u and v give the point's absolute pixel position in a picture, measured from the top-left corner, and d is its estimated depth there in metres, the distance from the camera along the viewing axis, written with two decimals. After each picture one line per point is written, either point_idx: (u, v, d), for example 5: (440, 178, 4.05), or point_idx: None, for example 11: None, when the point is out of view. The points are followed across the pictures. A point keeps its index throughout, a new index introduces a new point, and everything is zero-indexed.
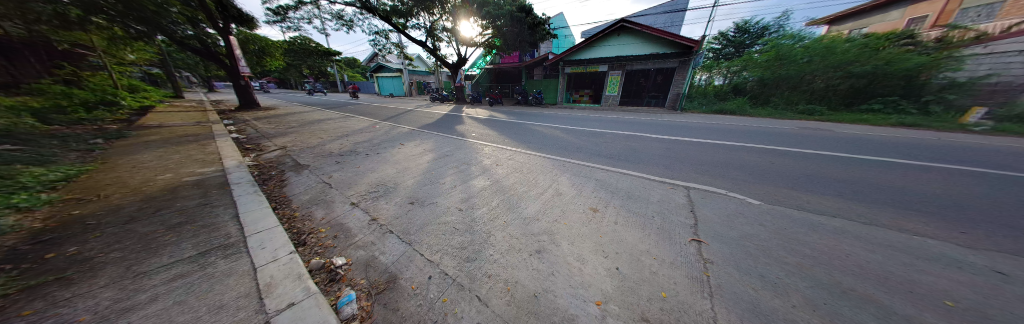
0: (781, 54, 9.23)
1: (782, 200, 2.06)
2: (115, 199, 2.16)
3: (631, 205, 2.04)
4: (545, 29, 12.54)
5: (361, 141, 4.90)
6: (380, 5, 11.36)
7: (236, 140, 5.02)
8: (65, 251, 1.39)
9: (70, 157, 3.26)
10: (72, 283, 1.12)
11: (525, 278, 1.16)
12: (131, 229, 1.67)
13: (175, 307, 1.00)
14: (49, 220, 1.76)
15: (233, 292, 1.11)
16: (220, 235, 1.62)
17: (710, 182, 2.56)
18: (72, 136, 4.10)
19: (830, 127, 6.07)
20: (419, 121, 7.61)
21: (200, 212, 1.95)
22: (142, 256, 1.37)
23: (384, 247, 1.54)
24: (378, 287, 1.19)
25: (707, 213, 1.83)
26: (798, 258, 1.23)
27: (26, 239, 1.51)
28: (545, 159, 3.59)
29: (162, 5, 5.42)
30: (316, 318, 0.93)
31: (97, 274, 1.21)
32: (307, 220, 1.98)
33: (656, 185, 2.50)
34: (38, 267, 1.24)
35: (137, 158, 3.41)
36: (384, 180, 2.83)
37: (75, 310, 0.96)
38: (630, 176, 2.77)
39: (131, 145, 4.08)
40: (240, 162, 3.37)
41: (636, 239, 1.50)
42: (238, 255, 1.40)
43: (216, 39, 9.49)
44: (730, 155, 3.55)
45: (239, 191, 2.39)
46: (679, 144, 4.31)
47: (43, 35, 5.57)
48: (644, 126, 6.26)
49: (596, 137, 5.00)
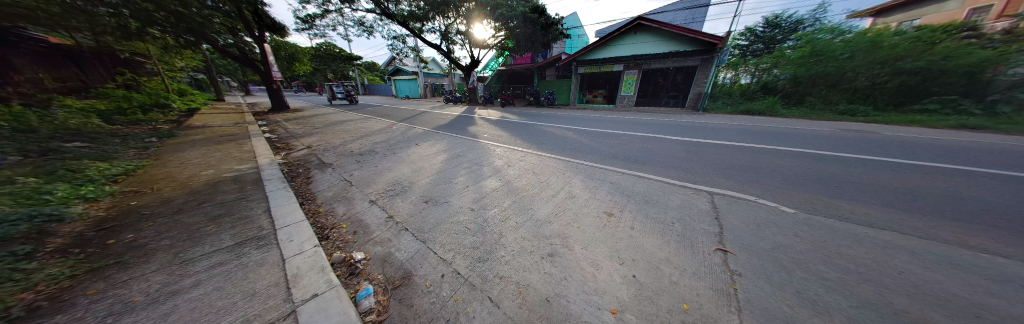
0: (817, 51, 8.50)
1: (819, 209, 1.89)
2: (164, 192, 2.42)
3: (648, 209, 1.95)
4: (558, 29, 12.46)
5: (379, 141, 5.11)
6: (399, 11, 11.75)
7: (269, 139, 5.45)
8: (123, 238, 1.58)
9: (130, 153, 3.69)
10: (128, 267, 1.27)
11: (537, 282, 1.14)
12: (178, 220, 1.86)
13: (215, 293, 1.10)
14: (109, 209, 2.00)
15: (265, 281, 1.19)
16: (254, 227, 1.76)
17: (734, 186, 2.42)
18: (132, 135, 4.63)
19: (875, 129, 5.49)
20: (434, 122, 7.84)
21: (238, 205, 2.13)
22: (186, 245, 1.51)
23: (400, 244, 1.59)
24: (394, 283, 1.22)
25: (731, 221, 1.72)
26: (840, 274, 1.11)
27: (92, 226, 1.73)
28: (557, 161, 3.54)
29: (207, 17, 5.90)
30: (337, 310, 0.98)
31: (148, 260, 1.35)
32: (330, 215, 2.09)
33: (676, 189, 2.38)
34: (102, 251, 1.42)
35: (184, 156, 3.78)
36: (400, 179, 2.92)
37: (129, 293, 1.08)
38: (647, 180, 2.66)
39: (179, 144, 4.52)
40: (272, 159, 3.63)
41: (653, 245, 1.44)
42: (270, 247, 1.50)
43: (253, 47, 10.27)
44: (758, 159, 3.31)
45: (271, 187, 2.58)
46: (700, 146, 4.09)
47: (106, 43, 6.35)
48: (660, 127, 6.05)
49: (610, 139, 4.90)
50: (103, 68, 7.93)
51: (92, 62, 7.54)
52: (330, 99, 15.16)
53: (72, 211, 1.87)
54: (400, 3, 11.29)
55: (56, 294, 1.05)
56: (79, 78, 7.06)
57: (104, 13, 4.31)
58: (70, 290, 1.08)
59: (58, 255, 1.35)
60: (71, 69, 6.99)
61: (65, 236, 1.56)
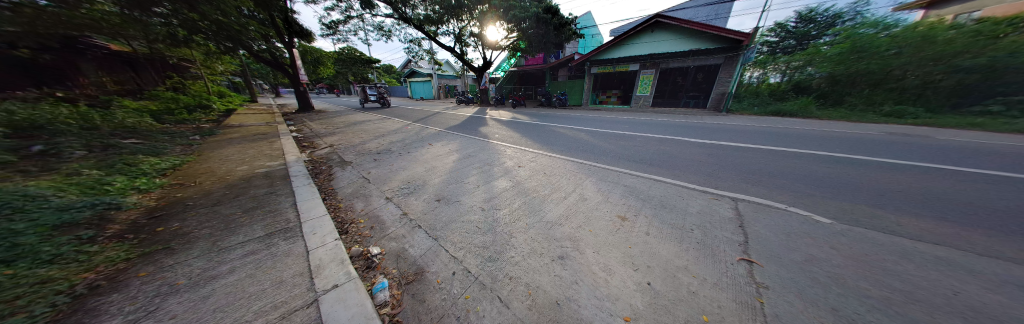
0: (858, 47, 7.78)
1: (857, 219, 1.72)
2: (205, 185, 2.66)
3: (665, 215, 1.87)
4: (571, 29, 12.33)
5: (395, 141, 5.30)
6: (415, 15, 12.05)
7: (296, 138, 5.83)
8: (170, 226, 1.76)
9: (177, 150, 4.10)
10: (173, 253, 1.42)
11: (548, 284, 1.14)
12: (216, 210, 2.04)
13: (247, 279, 1.19)
14: (158, 200, 2.24)
15: (292, 270, 1.27)
16: (282, 220, 1.89)
17: (760, 193, 2.26)
18: (179, 133, 5.14)
19: (926, 133, 4.94)
20: (447, 122, 8.03)
21: (268, 199, 2.30)
22: (223, 234, 1.66)
23: (413, 241, 1.64)
24: (407, 278, 1.27)
25: (756, 229, 1.60)
26: (884, 292, 1.00)
27: (144, 214, 1.96)
28: (568, 162, 3.50)
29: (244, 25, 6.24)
30: (355, 301, 1.04)
31: (190, 246, 1.50)
32: (350, 211, 2.21)
33: (695, 194, 2.27)
34: (152, 237, 1.60)
35: (223, 152, 4.14)
36: (414, 178, 3.02)
37: (174, 276, 1.20)
38: (664, 184, 2.56)
39: (218, 141, 4.96)
40: (298, 157, 3.88)
41: (670, 252, 1.38)
42: (296, 239, 1.61)
43: (283, 52, 11.04)
44: (787, 164, 3.08)
45: (298, 182, 2.76)
46: (721, 149, 3.87)
47: (159, 50, 7.11)
48: (677, 129, 5.80)
49: (625, 140, 4.76)
50: (155, 72, 8.93)
51: (146, 67, 8.54)
52: (361, 100, 14.62)
53: (128, 200, 2.12)
54: (416, 8, 11.65)
55: (113, 275, 1.21)
56: (134, 81, 8.02)
57: (156, 22, 4.75)
58: (125, 273, 1.23)
59: (117, 239, 1.54)
60: (128, 73, 7.96)
61: (123, 223, 1.78)
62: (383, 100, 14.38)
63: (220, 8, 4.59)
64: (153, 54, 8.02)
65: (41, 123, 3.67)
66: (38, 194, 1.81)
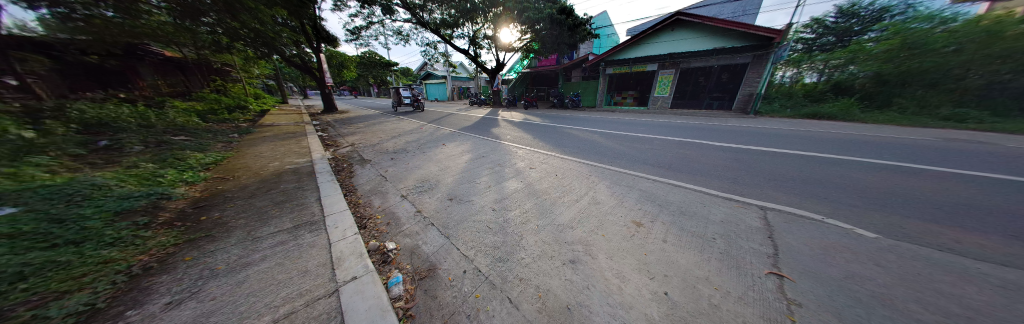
0: (909, 44, 7.00)
1: (908, 234, 1.54)
2: (242, 179, 2.92)
3: (684, 222, 1.78)
4: (586, 29, 12.17)
5: (411, 141, 5.49)
6: (432, 20, 12.48)
7: (321, 137, 6.22)
8: (211, 215, 1.95)
9: (219, 146, 4.52)
10: (213, 240, 1.57)
11: (558, 288, 1.12)
12: (251, 202, 2.23)
13: (277, 267, 1.29)
14: (202, 191, 2.48)
15: (315, 260, 1.36)
16: (308, 213, 2.02)
17: (790, 202, 2.08)
18: (220, 131, 5.66)
19: (995, 139, 4.33)
20: (460, 123, 8.19)
21: (296, 193, 2.47)
22: (257, 224, 1.81)
23: (426, 238, 1.69)
24: (420, 274, 1.30)
25: (786, 240, 1.48)
26: (941, 317, 0.88)
27: (190, 204, 2.18)
28: (581, 165, 3.44)
29: (278, 33, 6.81)
30: (372, 293, 1.08)
31: (228, 235, 1.65)
32: (368, 207, 2.31)
33: (718, 201, 2.14)
34: (197, 225, 1.77)
35: (258, 149, 4.51)
36: (428, 177, 3.11)
37: (214, 262, 1.33)
38: (683, 190, 2.44)
39: (254, 139, 5.40)
40: (323, 155, 4.13)
41: (689, 261, 1.31)
42: (320, 231, 1.71)
43: (311, 57, 11.83)
44: (823, 171, 2.82)
45: (322, 179, 2.94)
46: (746, 154, 3.63)
47: (207, 56, 7.90)
48: (698, 132, 5.51)
49: (640, 143, 4.60)
50: (201, 76, 9.94)
51: (194, 71, 9.53)
52: (394, 104, 13.25)
53: (178, 191, 2.37)
54: (433, 12, 12.00)
55: (163, 258, 1.36)
56: (183, 84, 9.00)
57: (204, 31, 5.29)
58: (173, 256, 1.37)
59: (167, 226, 1.74)
60: (179, 77, 8.94)
61: (173, 211, 1.99)
62: (417, 104, 12.91)
63: (258, 18, 5.00)
64: (200, 60, 8.94)
65: (106, 121, 4.22)
66: (105, 185, 2.09)
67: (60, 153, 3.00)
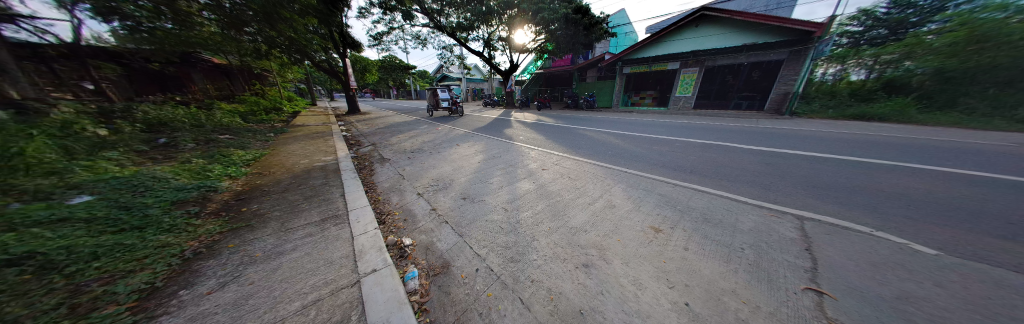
0: (978, 35, 6.08)
1: (980, 249, 1.32)
2: (276, 174, 3.18)
3: (707, 230, 1.67)
4: (602, 28, 11.92)
5: (426, 141, 5.68)
6: (449, 23, 12.77)
7: (345, 136, 6.63)
8: (250, 207, 2.15)
9: (257, 145, 4.96)
10: (251, 230, 1.73)
11: (571, 292, 1.10)
12: (284, 196, 2.43)
13: (306, 256, 1.39)
14: (243, 185, 2.74)
15: (339, 252, 1.45)
16: (333, 207, 2.17)
17: (832, 212, 1.87)
18: (259, 131, 6.22)
19: None
20: (473, 124, 8.33)
21: (323, 189, 2.66)
22: (289, 216, 1.97)
23: (441, 235, 1.74)
24: (434, 270, 1.34)
25: (827, 252, 1.34)
26: None
27: (233, 196, 2.42)
28: (596, 167, 3.36)
29: (310, 40, 7.36)
30: (390, 285, 1.13)
31: (264, 225, 1.81)
32: (387, 203, 2.43)
33: (746, 208, 1.99)
34: (238, 216, 1.97)
35: (290, 147, 4.90)
36: (442, 176, 3.19)
37: (252, 250, 1.46)
38: (706, 195, 2.30)
39: (287, 138, 5.87)
40: (347, 154, 4.40)
41: (714, 272, 1.22)
42: (343, 225, 1.82)
43: (338, 62, 12.64)
44: (871, 178, 2.52)
45: (345, 176, 3.12)
46: (779, 158, 3.35)
47: (248, 62, 8.71)
48: (723, 134, 5.17)
49: (659, 145, 4.41)
50: (243, 80, 11.01)
51: (237, 76, 10.57)
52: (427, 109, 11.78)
53: (223, 184, 2.64)
54: (450, 16, 12.32)
55: (210, 244, 1.53)
56: (228, 88, 10.01)
57: (247, 40, 5.86)
58: (218, 243, 1.54)
59: (214, 216, 1.94)
60: (225, 81, 9.97)
61: (218, 202, 2.23)
62: (454, 109, 11.24)
63: (292, 26, 5.43)
64: (243, 66, 9.88)
65: (165, 121, 4.80)
66: (164, 177, 2.39)
67: (129, 149, 3.46)
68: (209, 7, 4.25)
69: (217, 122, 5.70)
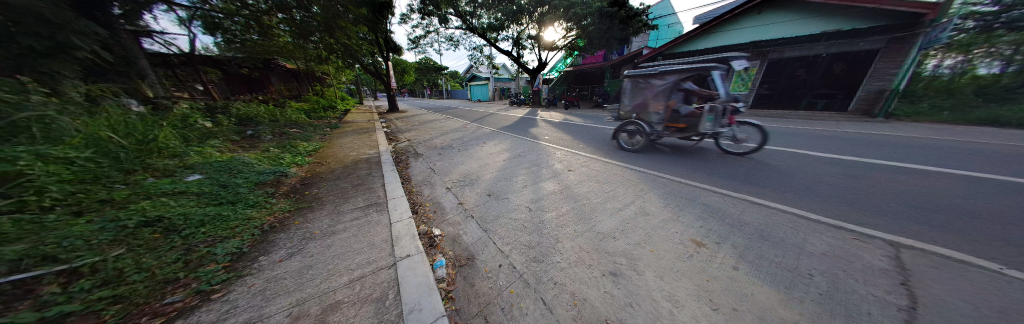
0: None
1: None
2: (331, 164, 3.65)
3: (761, 248, 1.46)
4: (640, 21, 11.10)
5: (455, 138, 5.95)
6: (480, 24, 13.10)
7: (386, 132, 7.32)
8: (311, 191, 2.51)
9: (317, 138, 5.76)
10: (312, 210, 2.03)
11: (596, 299, 1.06)
12: (336, 183, 2.78)
13: (353, 237, 1.58)
14: (305, 172, 3.20)
15: (379, 236, 1.61)
16: (375, 195, 2.42)
17: (936, 238, 1.48)
18: (318, 126, 7.23)
19: None
20: (500, 123, 8.46)
21: (367, 178, 2.97)
22: (340, 201, 2.26)
23: (467, 229, 1.81)
24: (460, 261, 1.42)
25: (931, 287, 1.06)
26: None
27: (299, 180, 2.85)
28: (626, 170, 3.17)
29: (360, 46, 8.26)
30: (421, 271, 1.22)
31: (320, 207, 2.10)
32: (419, 195, 2.61)
33: (815, 227, 1.68)
34: (301, 197, 2.32)
35: (342, 141, 5.58)
36: (470, 173, 3.31)
37: (311, 228, 1.71)
38: (760, 208, 2.01)
39: (340, 133, 6.70)
40: (387, 148, 4.84)
41: (769, 298, 1.05)
42: (383, 212, 2.01)
43: (382, 65, 13.94)
44: (1004, 200, 1.94)
45: (385, 168, 3.43)
46: (861, 169, 2.77)
47: (311, 67, 10.16)
48: (786, 138, 4.44)
49: (702, 149, 3.98)
50: (307, 82, 12.86)
51: (302, 78, 12.39)
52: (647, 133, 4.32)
53: (291, 170, 3.12)
54: (481, 17, 12.60)
55: (282, 219, 1.84)
56: (296, 89, 11.81)
57: (312, 47, 6.84)
58: (287, 219, 1.84)
59: (285, 196, 2.33)
60: (294, 83, 11.77)
61: (287, 185, 2.64)
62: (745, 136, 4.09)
63: (346, 34, 6.17)
64: (308, 70, 11.53)
65: (252, 117, 5.85)
66: (250, 163, 2.92)
67: (227, 139, 4.32)
68: (285, 20, 4.97)
69: (289, 118, 6.77)
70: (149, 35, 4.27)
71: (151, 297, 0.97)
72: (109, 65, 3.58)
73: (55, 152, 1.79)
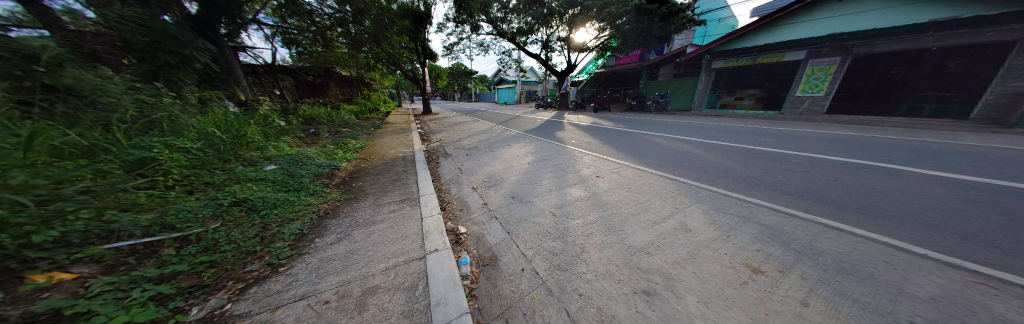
0: None
1: None
2: (374, 160, 4.05)
3: (840, 283, 1.20)
4: (684, 17, 10.15)
5: (482, 139, 6.14)
6: (510, 29, 13.33)
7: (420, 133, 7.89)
8: (356, 183, 2.82)
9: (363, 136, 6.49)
10: (356, 200, 2.27)
11: (624, 317, 0.98)
12: (377, 178, 3.08)
13: (389, 228, 1.73)
14: (352, 166, 3.61)
15: (411, 229, 1.73)
16: (409, 191, 2.60)
17: None
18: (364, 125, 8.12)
19: None
20: (526, 126, 8.45)
21: (403, 175, 3.23)
22: (380, 194, 2.48)
23: (491, 229, 1.84)
24: (483, 260, 1.45)
25: None
26: None
27: (347, 173, 3.22)
28: (662, 179, 2.92)
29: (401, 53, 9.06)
30: (448, 266, 1.28)
31: (363, 198, 2.35)
32: (447, 193, 2.75)
33: (921, 262, 1.33)
34: (348, 189, 2.61)
35: (383, 140, 6.20)
36: (495, 174, 3.37)
37: (355, 217, 1.92)
38: (838, 234, 1.67)
39: (382, 132, 7.44)
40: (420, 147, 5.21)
41: None
42: (416, 207, 2.16)
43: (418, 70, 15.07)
44: None
45: (417, 166, 3.69)
46: (994, 193, 2.13)
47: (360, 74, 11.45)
48: (876, 150, 3.64)
49: (756, 159, 3.49)
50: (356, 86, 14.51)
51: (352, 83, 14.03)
52: None
53: (341, 164, 3.55)
54: (512, 22, 12.85)
55: (334, 207, 2.10)
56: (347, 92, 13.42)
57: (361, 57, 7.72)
58: (336, 207, 2.08)
59: (337, 186, 2.67)
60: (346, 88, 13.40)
61: (337, 177, 3.00)
62: None
63: (390, 44, 6.82)
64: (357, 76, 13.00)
65: (313, 117, 6.84)
66: (311, 156, 3.42)
67: (295, 135, 5.11)
68: (343, 34, 5.68)
69: (341, 118, 7.73)
70: (245, 50, 5.27)
71: (236, 265, 1.19)
72: (215, 75, 4.50)
73: (178, 143, 2.37)
